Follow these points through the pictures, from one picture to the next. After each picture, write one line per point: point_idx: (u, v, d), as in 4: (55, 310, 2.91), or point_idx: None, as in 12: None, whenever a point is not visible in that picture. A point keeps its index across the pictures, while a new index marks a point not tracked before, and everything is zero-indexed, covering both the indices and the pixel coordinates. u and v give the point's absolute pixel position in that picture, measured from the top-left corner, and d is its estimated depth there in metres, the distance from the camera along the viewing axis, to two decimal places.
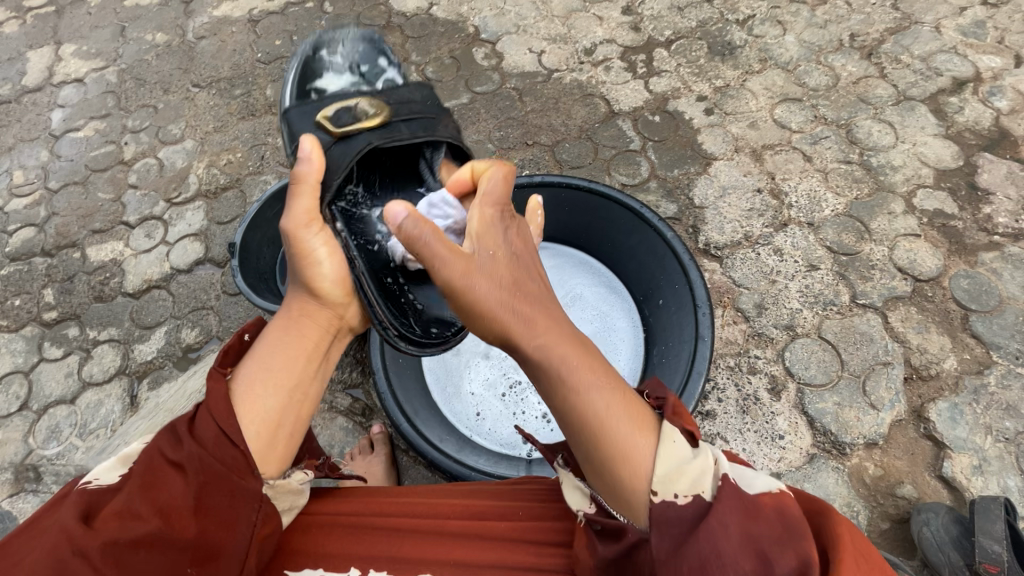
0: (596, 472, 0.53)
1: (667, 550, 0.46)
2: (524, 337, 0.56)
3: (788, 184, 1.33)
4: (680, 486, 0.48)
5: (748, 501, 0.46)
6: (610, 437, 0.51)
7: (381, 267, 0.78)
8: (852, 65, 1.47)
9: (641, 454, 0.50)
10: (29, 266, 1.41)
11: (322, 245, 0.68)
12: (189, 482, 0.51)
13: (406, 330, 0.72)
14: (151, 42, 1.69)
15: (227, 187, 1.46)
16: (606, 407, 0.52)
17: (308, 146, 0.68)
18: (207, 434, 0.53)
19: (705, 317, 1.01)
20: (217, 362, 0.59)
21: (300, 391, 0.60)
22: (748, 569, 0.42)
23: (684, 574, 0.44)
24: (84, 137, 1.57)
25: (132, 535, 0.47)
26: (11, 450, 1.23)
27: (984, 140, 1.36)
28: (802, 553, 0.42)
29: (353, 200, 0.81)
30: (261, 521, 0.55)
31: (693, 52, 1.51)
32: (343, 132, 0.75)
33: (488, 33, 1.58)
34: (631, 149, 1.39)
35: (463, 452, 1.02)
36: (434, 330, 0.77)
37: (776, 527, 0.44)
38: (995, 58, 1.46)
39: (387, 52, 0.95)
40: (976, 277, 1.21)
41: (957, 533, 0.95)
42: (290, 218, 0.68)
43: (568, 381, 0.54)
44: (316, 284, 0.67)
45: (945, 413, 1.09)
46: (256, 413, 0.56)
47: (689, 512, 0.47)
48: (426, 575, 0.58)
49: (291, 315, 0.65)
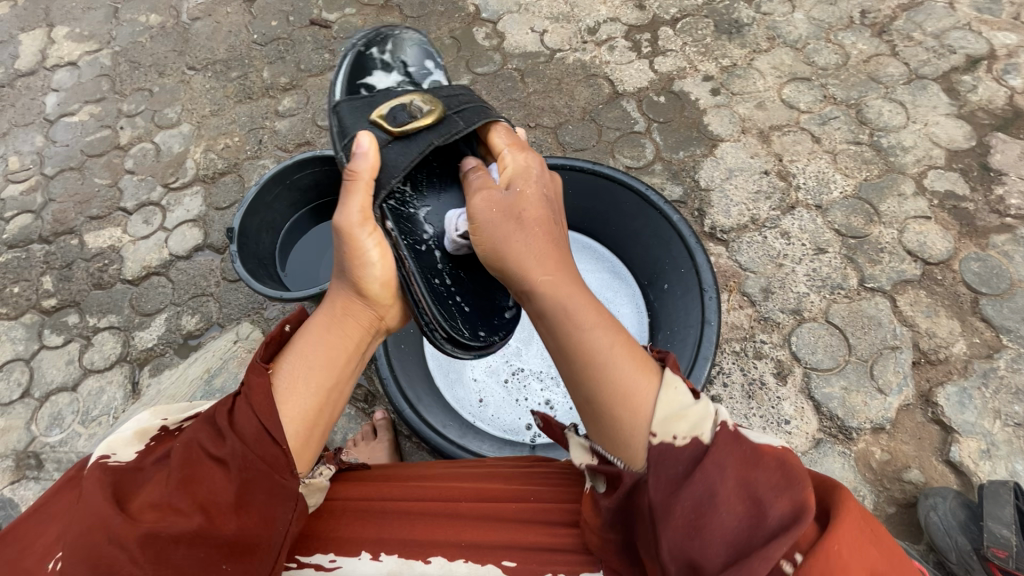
0: (595, 417, 0.53)
1: (662, 492, 0.46)
2: (532, 273, 0.58)
3: (797, 166, 1.30)
4: (681, 428, 0.48)
5: (748, 450, 0.46)
6: (612, 372, 0.51)
7: (430, 268, 0.75)
8: (863, 43, 1.43)
9: (642, 394, 0.50)
10: (27, 253, 1.40)
11: (375, 246, 0.65)
12: (231, 478, 0.50)
13: (454, 332, 0.73)
14: (144, 24, 1.65)
15: (225, 172, 1.44)
16: (611, 344, 0.52)
17: (366, 143, 0.67)
18: (249, 430, 0.52)
19: (711, 301, 0.99)
20: (259, 355, 0.57)
21: (338, 391, 0.59)
22: (741, 511, 0.43)
23: (677, 518, 0.44)
24: (79, 121, 1.54)
25: (173, 531, 0.46)
26: (14, 436, 1.23)
27: (997, 120, 1.32)
28: (798, 499, 0.42)
29: (403, 198, 0.76)
30: (295, 519, 0.54)
31: (699, 30, 1.47)
32: (401, 131, 0.72)
33: (489, 12, 1.54)
34: (635, 131, 1.36)
35: (466, 438, 1.02)
36: (482, 332, 0.77)
37: (774, 476, 0.44)
38: (1011, 35, 1.42)
39: (437, 56, 0.96)
40: (987, 259, 1.19)
41: (965, 517, 0.94)
42: (343, 216, 0.65)
43: (574, 319, 0.54)
44: (363, 284, 0.64)
45: (953, 397, 1.08)
46: (298, 414, 0.55)
47: (685, 453, 0.47)
48: (437, 556, 0.57)
49: (335, 314, 0.62)
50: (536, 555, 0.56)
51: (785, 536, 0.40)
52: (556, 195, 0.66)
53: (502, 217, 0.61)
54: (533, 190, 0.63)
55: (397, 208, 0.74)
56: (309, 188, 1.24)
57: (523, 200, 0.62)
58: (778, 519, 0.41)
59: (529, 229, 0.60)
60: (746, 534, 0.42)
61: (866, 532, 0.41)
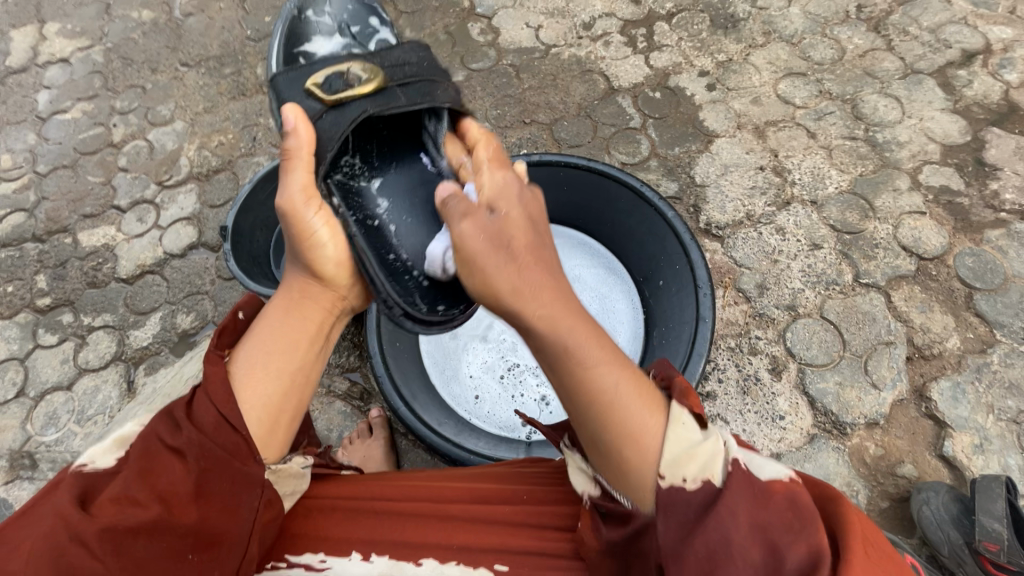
0: (603, 455, 0.51)
1: (672, 537, 0.46)
2: (530, 306, 0.52)
3: (792, 161, 1.30)
4: (690, 469, 0.47)
5: (759, 487, 0.45)
6: (619, 411, 0.50)
7: (382, 243, 0.76)
8: (858, 38, 1.43)
9: (650, 435, 0.49)
10: (21, 252, 1.39)
11: (323, 224, 0.65)
12: (189, 468, 0.50)
13: (412, 308, 0.70)
14: (137, 20, 1.64)
15: (219, 169, 1.43)
16: (617, 384, 0.50)
17: (292, 118, 0.64)
18: (206, 420, 0.52)
19: (705, 298, 0.99)
20: (214, 343, 0.57)
21: (303, 373, 0.59)
22: (757, 559, 0.42)
23: (689, 563, 0.44)
24: (72, 119, 1.53)
25: (131, 523, 0.46)
26: (9, 436, 1.22)
27: (992, 115, 1.32)
28: (813, 544, 0.41)
29: (351, 172, 0.81)
30: (262, 505, 0.55)
31: (695, 25, 1.47)
32: (334, 100, 0.71)
33: (484, 7, 1.53)
34: (631, 127, 1.36)
35: (462, 435, 1.02)
36: (442, 306, 0.74)
37: (788, 517, 0.43)
38: (1007, 29, 1.42)
39: (377, 12, 0.94)
40: (981, 254, 1.19)
41: (957, 511, 0.95)
42: (286, 196, 0.64)
43: (576, 356, 0.51)
44: (318, 265, 0.64)
45: (946, 392, 1.08)
46: (258, 398, 0.55)
47: (696, 497, 0.46)
48: (428, 558, 0.58)
49: (292, 297, 0.63)
50: (527, 557, 0.57)
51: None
52: (541, 216, 0.61)
53: (490, 245, 0.55)
54: (519, 214, 0.58)
55: (343, 181, 0.79)
56: None
57: (511, 225, 0.57)
58: (796, 565, 0.41)
59: (520, 256, 0.54)
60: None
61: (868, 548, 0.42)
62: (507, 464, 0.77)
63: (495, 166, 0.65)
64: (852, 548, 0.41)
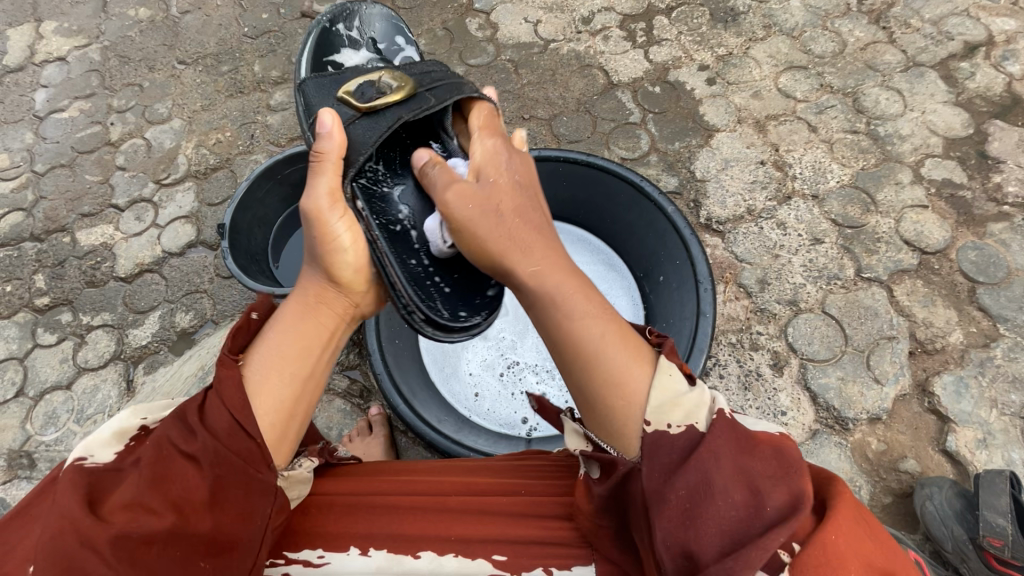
0: (589, 404, 0.53)
1: (657, 478, 0.46)
2: (518, 263, 0.56)
3: (793, 155, 1.29)
4: (676, 416, 0.48)
5: (744, 436, 0.46)
6: (604, 362, 0.51)
7: (406, 248, 0.73)
8: (860, 30, 1.42)
9: (636, 383, 0.50)
10: (18, 251, 1.39)
11: (345, 229, 0.65)
12: (204, 474, 0.49)
13: (433, 313, 0.68)
14: (134, 17, 1.63)
15: (217, 167, 1.43)
16: (603, 337, 0.52)
17: (328, 121, 0.66)
18: (221, 425, 0.51)
19: (706, 293, 0.98)
20: (228, 347, 0.56)
21: (315, 381, 0.60)
22: (739, 500, 0.42)
23: (672, 507, 0.44)
24: (69, 118, 1.52)
25: (146, 531, 0.45)
26: (9, 435, 1.22)
27: (995, 107, 1.31)
28: (796, 490, 0.42)
29: (373, 177, 0.76)
30: (274, 511, 0.55)
31: (695, 19, 1.46)
32: (369, 108, 0.71)
33: (482, 3, 1.52)
34: (631, 122, 1.35)
35: (462, 433, 1.02)
36: (462, 312, 0.72)
37: (770, 464, 0.44)
38: (1009, 20, 1.40)
39: (404, 30, 0.95)
40: (984, 248, 1.18)
41: (960, 506, 0.94)
42: (311, 201, 0.64)
43: (559, 303, 0.53)
44: (336, 271, 0.64)
45: (949, 387, 1.08)
46: (273, 404, 0.55)
47: (681, 441, 0.47)
48: (426, 550, 0.57)
49: (308, 301, 0.63)
50: (526, 549, 0.56)
51: (784, 524, 0.40)
52: (529, 180, 0.63)
53: (477, 212, 0.58)
54: (506, 180, 0.61)
55: (368, 186, 0.73)
56: (299, 182, 1.23)
57: (500, 193, 0.59)
58: (776, 508, 0.41)
59: (507, 222, 0.58)
60: (742, 524, 0.42)
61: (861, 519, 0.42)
62: (503, 459, 0.77)
63: (484, 133, 0.66)
64: (841, 507, 0.41)
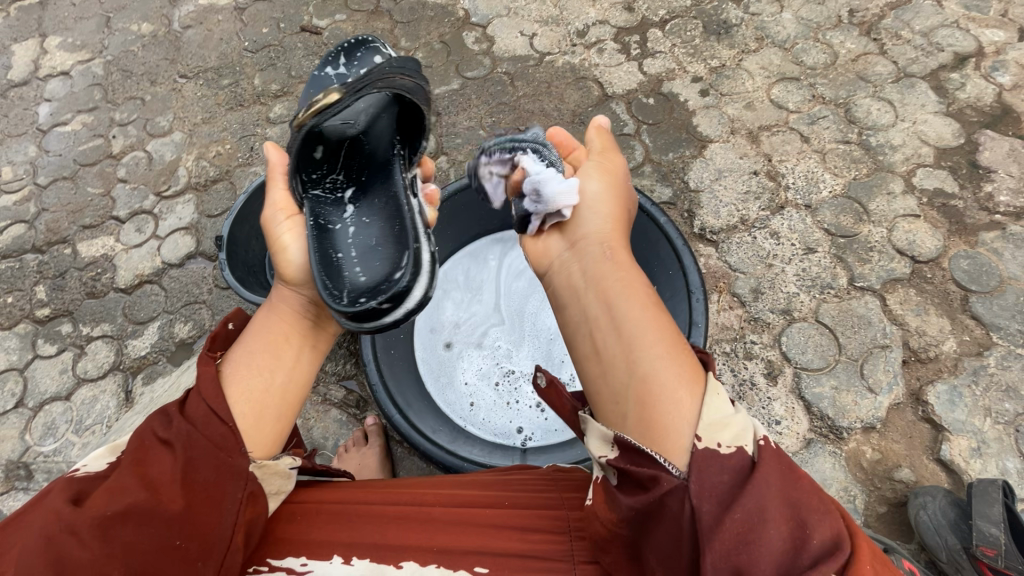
0: (644, 401, 0.51)
1: (708, 495, 0.45)
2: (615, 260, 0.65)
3: (786, 166, 1.30)
4: (725, 437, 0.48)
5: (788, 466, 0.47)
6: (679, 361, 0.53)
7: (335, 244, 0.78)
8: (851, 42, 1.43)
9: (689, 395, 0.50)
10: (20, 263, 1.40)
11: (287, 232, 0.76)
12: (177, 457, 0.52)
13: (332, 296, 0.68)
14: (136, 33, 1.66)
15: (217, 179, 1.45)
16: (674, 331, 0.56)
17: (271, 149, 0.80)
18: (197, 413, 0.54)
19: (698, 303, 1.01)
20: (207, 348, 0.62)
21: (284, 373, 0.62)
22: (786, 531, 0.43)
23: (725, 534, 0.43)
24: (72, 131, 1.54)
25: (120, 508, 0.48)
26: (8, 446, 1.23)
27: (986, 117, 1.33)
28: (834, 523, 0.44)
29: (333, 187, 0.83)
30: (246, 500, 0.54)
31: (689, 32, 1.48)
32: (297, 122, 0.73)
33: (479, 17, 1.55)
34: (625, 133, 1.36)
35: (457, 443, 1.04)
36: (363, 298, 0.70)
37: (812, 495, 0.45)
38: (999, 32, 1.42)
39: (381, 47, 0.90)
40: (976, 257, 1.19)
41: (954, 516, 0.94)
42: (267, 210, 0.79)
43: (646, 296, 0.60)
44: (286, 271, 0.72)
45: (943, 395, 1.08)
46: (243, 392, 0.58)
47: (734, 460, 0.46)
48: (409, 562, 0.57)
49: (271, 302, 0.69)
50: (509, 559, 0.57)
51: (834, 558, 0.41)
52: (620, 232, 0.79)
53: (611, 221, 0.71)
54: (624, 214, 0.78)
55: (320, 195, 0.81)
56: None
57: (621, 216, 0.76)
58: (821, 542, 0.43)
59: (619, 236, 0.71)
60: (788, 554, 0.43)
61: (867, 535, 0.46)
62: (493, 472, 0.77)
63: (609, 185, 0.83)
64: (861, 532, 0.45)
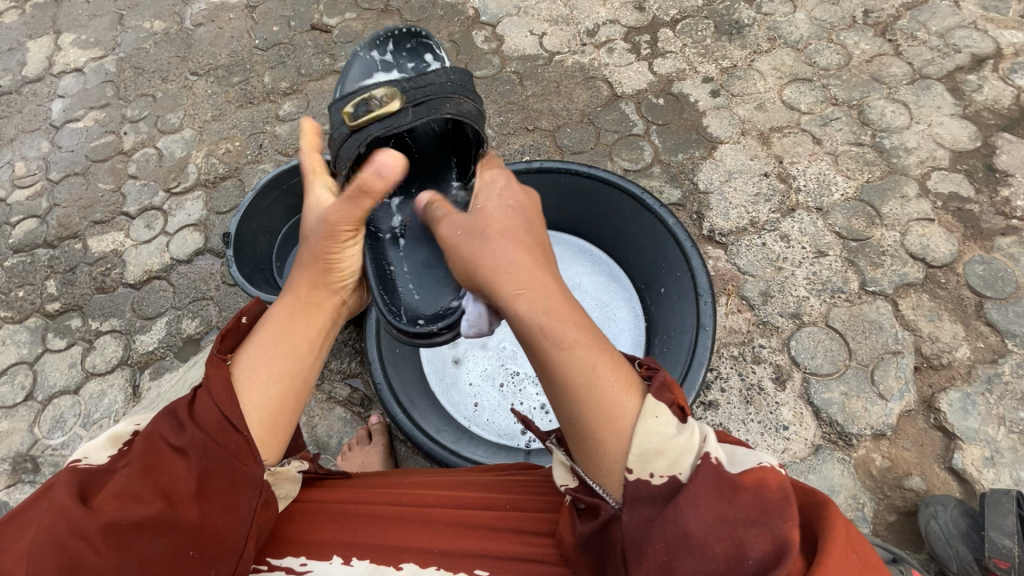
0: (578, 438, 0.50)
1: (636, 526, 0.45)
2: (502, 287, 0.56)
3: (797, 168, 1.29)
4: (659, 464, 0.46)
5: (728, 481, 0.44)
6: (595, 392, 0.49)
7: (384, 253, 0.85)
8: (865, 42, 1.41)
9: (624, 415, 0.48)
10: (32, 257, 1.42)
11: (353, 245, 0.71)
12: (192, 466, 0.51)
13: (393, 318, 0.77)
14: (149, 30, 1.67)
15: (226, 176, 1.45)
16: (592, 364, 0.50)
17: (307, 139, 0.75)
18: (210, 420, 0.53)
19: (706, 306, 0.98)
20: (217, 346, 0.59)
21: (301, 378, 0.60)
22: (719, 553, 0.41)
23: (649, 559, 0.43)
24: (84, 127, 1.56)
25: (134, 518, 0.47)
26: (16, 439, 1.24)
27: (1003, 120, 1.30)
28: (779, 535, 0.41)
29: None
30: (260, 509, 0.55)
31: (700, 32, 1.46)
32: (355, 125, 0.75)
33: (489, 15, 1.54)
34: (634, 133, 1.35)
35: (460, 443, 1.03)
36: (422, 321, 0.78)
37: (753, 509, 0.42)
38: (1018, 33, 1.39)
39: (433, 48, 0.92)
40: (991, 262, 1.17)
41: (966, 526, 0.92)
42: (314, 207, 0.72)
43: (552, 336, 0.51)
44: (326, 272, 0.67)
45: (956, 403, 1.06)
46: (261, 399, 0.56)
47: (662, 490, 0.45)
48: (409, 562, 0.57)
49: (298, 301, 0.65)
50: (507, 562, 0.56)
51: None
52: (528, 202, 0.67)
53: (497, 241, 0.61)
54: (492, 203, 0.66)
55: None
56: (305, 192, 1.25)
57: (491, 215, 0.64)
58: (761, 558, 0.40)
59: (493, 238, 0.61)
60: None
61: (849, 544, 0.41)
62: (493, 473, 0.76)
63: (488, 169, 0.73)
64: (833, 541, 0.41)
